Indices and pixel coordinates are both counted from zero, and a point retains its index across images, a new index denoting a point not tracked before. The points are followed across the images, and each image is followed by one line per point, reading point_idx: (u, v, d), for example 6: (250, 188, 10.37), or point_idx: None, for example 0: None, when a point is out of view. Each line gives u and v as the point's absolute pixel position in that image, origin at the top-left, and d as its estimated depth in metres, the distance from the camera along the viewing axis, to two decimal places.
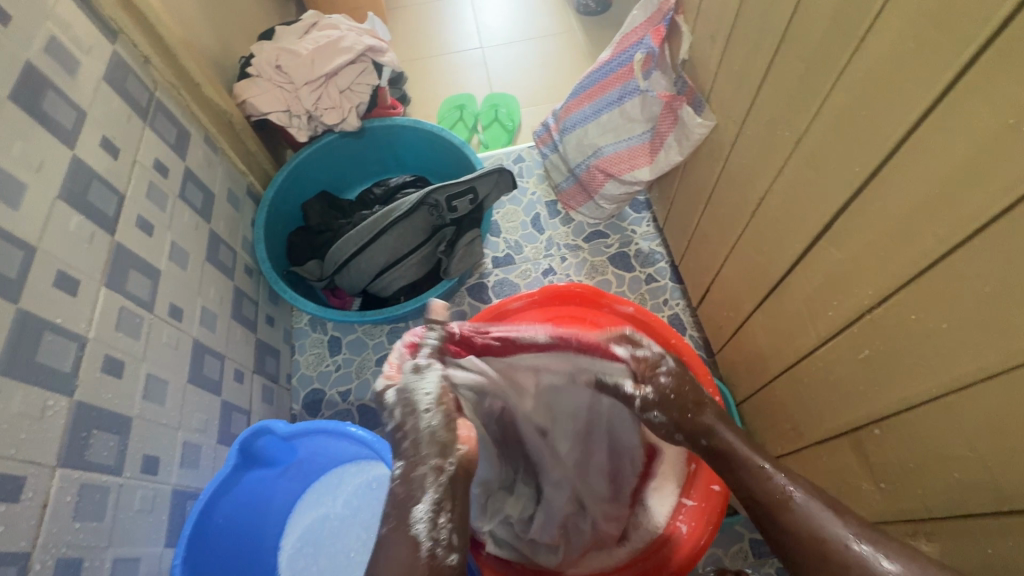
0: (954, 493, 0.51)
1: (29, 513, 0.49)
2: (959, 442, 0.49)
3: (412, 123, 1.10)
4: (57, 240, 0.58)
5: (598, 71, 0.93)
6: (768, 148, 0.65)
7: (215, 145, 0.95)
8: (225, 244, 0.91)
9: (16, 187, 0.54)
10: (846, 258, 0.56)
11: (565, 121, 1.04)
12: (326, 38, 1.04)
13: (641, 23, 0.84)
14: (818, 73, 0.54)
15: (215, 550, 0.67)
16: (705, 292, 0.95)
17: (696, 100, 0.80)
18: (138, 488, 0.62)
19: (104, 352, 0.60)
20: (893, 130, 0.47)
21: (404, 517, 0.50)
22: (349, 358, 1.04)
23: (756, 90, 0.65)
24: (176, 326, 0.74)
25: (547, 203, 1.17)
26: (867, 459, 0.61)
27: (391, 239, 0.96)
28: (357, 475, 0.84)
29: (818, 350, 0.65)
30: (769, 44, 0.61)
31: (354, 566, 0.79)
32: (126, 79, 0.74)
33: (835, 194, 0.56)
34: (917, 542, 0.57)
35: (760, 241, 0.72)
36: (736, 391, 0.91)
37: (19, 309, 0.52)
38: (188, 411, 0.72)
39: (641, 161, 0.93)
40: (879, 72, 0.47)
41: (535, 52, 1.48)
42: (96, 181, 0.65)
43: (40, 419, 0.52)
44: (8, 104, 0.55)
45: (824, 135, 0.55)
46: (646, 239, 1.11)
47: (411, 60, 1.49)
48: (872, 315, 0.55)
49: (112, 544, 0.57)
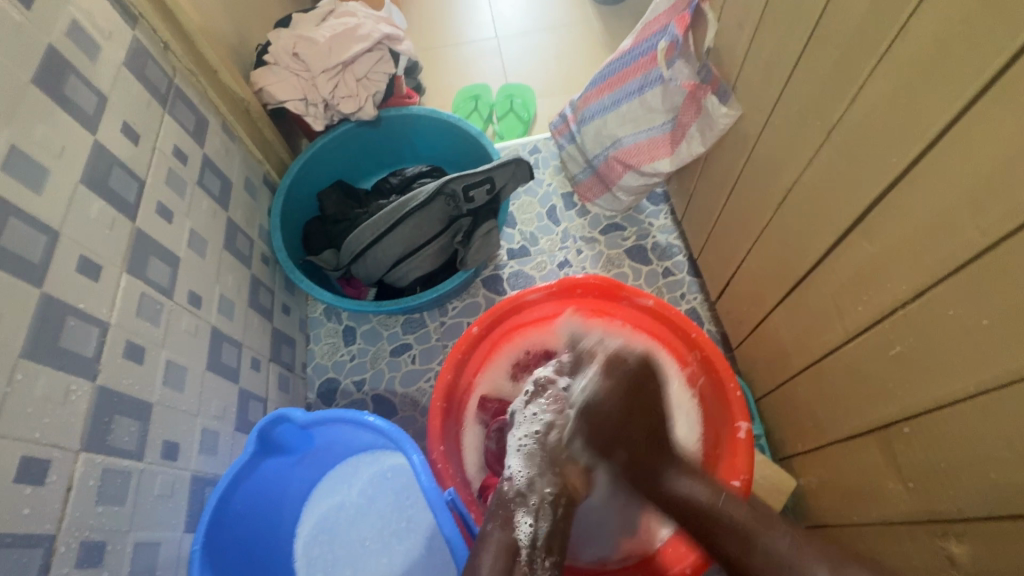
0: (990, 495, 0.49)
1: (55, 495, 0.49)
2: (995, 442, 0.47)
3: (428, 113, 1.09)
4: (79, 224, 0.58)
5: (618, 61, 0.91)
6: (796, 138, 0.64)
7: (233, 133, 0.94)
8: (242, 232, 0.91)
9: (39, 172, 0.54)
10: (879, 252, 0.55)
11: (583, 112, 1.03)
12: (343, 26, 1.04)
13: (664, 10, 0.81)
14: (853, 61, 0.53)
15: (232, 536, 0.67)
16: (725, 287, 0.93)
17: (721, 90, 0.78)
18: (159, 474, 0.62)
19: (125, 338, 0.61)
20: (934, 120, 0.46)
21: (509, 521, 0.60)
22: (363, 348, 1.04)
23: (785, 81, 0.64)
24: (195, 313, 0.74)
25: (563, 195, 1.16)
26: (896, 458, 0.59)
27: (407, 230, 0.96)
28: (372, 464, 0.84)
29: (845, 346, 0.63)
30: (801, 32, 0.60)
31: (369, 554, 0.79)
32: (145, 66, 0.74)
33: (869, 186, 0.54)
34: (946, 544, 0.55)
35: (786, 234, 0.70)
36: (755, 387, 0.90)
37: (42, 294, 0.52)
38: (207, 399, 0.73)
39: (661, 152, 0.92)
40: (921, 58, 0.45)
41: (551, 42, 1.46)
42: (117, 167, 0.65)
43: (63, 403, 0.52)
44: (31, 89, 0.55)
45: (860, 125, 0.53)
46: (664, 231, 1.10)
47: (426, 49, 1.48)
48: (905, 310, 0.53)
49: (133, 528, 0.58)
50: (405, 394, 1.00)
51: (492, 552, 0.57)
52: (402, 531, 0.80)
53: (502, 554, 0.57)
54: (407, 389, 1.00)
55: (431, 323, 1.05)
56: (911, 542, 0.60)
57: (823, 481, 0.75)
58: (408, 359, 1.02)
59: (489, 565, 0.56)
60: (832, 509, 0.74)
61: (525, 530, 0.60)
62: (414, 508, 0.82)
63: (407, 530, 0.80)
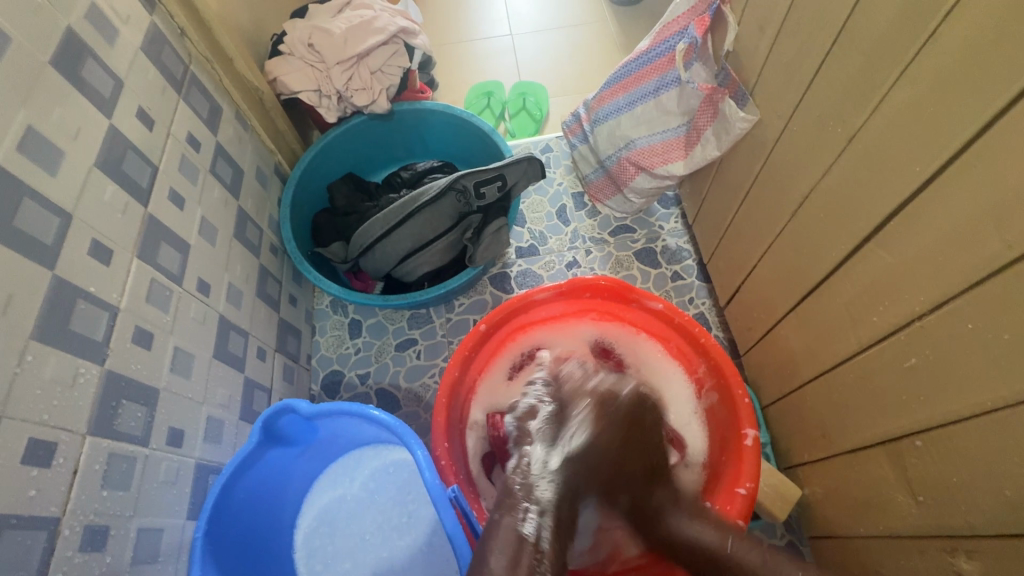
0: (1004, 512, 0.49)
1: (60, 478, 0.49)
2: (1014, 460, 0.47)
3: (442, 108, 1.09)
4: (92, 208, 0.58)
5: (635, 62, 0.90)
6: (815, 145, 0.63)
7: (246, 122, 0.94)
8: (252, 222, 0.91)
9: (54, 153, 0.54)
10: (898, 263, 0.54)
11: (597, 112, 1.02)
12: (359, 17, 1.03)
13: (685, 11, 0.80)
14: (878, 68, 0.52)
15: (234, 526, 0.67)
16: (735, 292, 0.93)
17: (740, 94, 0.78)
18: (163, 460, 0.62)
19: (134, 323, 0.60)
20: (962, 128, 0.45)
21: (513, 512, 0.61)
22: (369, 342, 1.04)
23: (805, 88, 0.63)
24: (203, 301, 0.74)
25: (574, 195, 1.16)
26: (906, 471, 0.59)
27: (417, 224, 0.95)
28: (375, 459, 0.84)
29: (858, 357, 0.63)
30: (823, 40, 0.59)
31: (368, 547, 0.79)
32: (162, 51, 0.73)
33: (891, 194, 0.53)
34: (956, 560, 0.55)
35: (800, 242, 0.69)
36: (762, 395, 0.90)
37: (53, 276, 0.52)
38: (213, 387, 0.73)
39: (675, 155, 0.91)
40: (949, 68, 0.45)
41: (565, 41, 1.45)
42: (131, 152, 0.65)
43: (71, 386, 0.52)
44: (49, 70, 0.55)
45: (881, 133, 0.53)
46: (674, 235, 1.09)
47: (440, 45, 1.47)
48: (923, 322, 0.53)
49: (137, 514, 0.58)
50: (409, 389, 1.00)
51: (504, 538, 0.58)
52: (403, 527, 0.80)
53: (513, 543, 0.58)
54: (411, 384, 1.00)
55: (437, 319, 1.05)
56: (920, 556, 0.59)
57: (829, 492, 0.75)
58: (413, 355, 1.02)
59: (500, 543, 0.58)
60: (836, 520, 0.74)
61: (529, 526, 0.60)
62: (415, 504, 0.82)
63: (408, 526, 0.80)
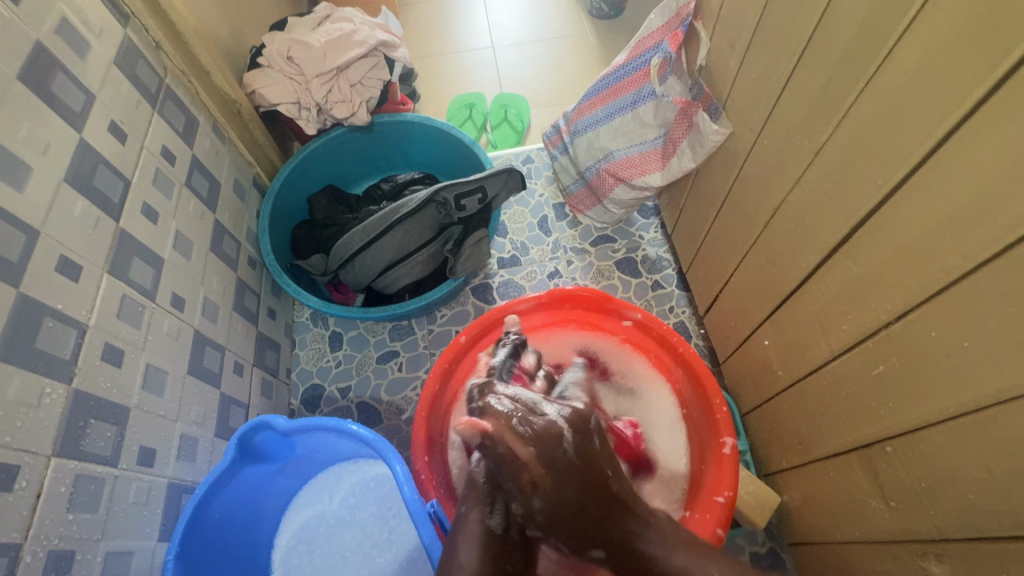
0: (968, 515, 0.50)
1: (22, 502, 0.48)
2: (977, 464, 0.48)
3: (422, 120, 1.09)
4: (61, 223, 0.57)
5: (611, 75, 0.92)
6: (784, 158, 0.65)
7: (223, 134, 0.94)
8: (229, 234, 0.90)
9: (21, 168, 0.53)
10: (864, 271, 0.56)
11: (576, 124, 1.03)
12: (338, 31, 1.03)
13: (658, 27, 0.82)
14: (842, 84, 0.54)
15: (208, 547, 0.66)
16: (713, 302, 0.94)
17: (712, 107, 0.79)
18: (134, 480, 0.61)
19: (104, 340, 0.59)
20: (919, 144, 0.46)
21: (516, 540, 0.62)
22: (350, 354, 1.03)
23: (774, 103, 0.65)
24: (178, 316, 0.72)
25: (555, 205, 1.17)
26: (877, 477, 0.60)
27: (397, 236, 0.95)
28: (354, 474, 0.83)
29: (829, 365, 0.64)
30: (790, 56, 0.61)
31: (348, 565, 0.77)
32: (136, 64, 0.73)
33: (855, 206, 0.55)
34: (926, 564, 0.56)
35: (772, 252, 0.71)
36: (741, 403, 0.90)
37: (19, 294, 0.51)
38: (187, 404, 0.71)
39: (653, 167, 0.93)
40: (906, 86, 0.47)
41: (546, 54, 1.47)
42: (102, 166, 0.64)
43: (36, 407, 0.50)
44: (17, 85, 0.54)
45: (846, 147, 0.54)
46: (654, 245, 1.11)
47: (421, 57, 1.48)
48: (889, 330, 0.54)
49: (105, 537, 0.56)
50: (390, 402, 0.99)
51: None
52: (383, 543, 0.79)
53: None
54: (393, 397, 0.99)
55: (419, 330, 1.05)
56: (894, 561, 0.60)
57: (806, 497, 0.76)
58: (394, 367, 1.01)
59: None
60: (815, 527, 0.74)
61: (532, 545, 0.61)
62: (396, 520, 0.81)
63: (388, 541, 0.79)
